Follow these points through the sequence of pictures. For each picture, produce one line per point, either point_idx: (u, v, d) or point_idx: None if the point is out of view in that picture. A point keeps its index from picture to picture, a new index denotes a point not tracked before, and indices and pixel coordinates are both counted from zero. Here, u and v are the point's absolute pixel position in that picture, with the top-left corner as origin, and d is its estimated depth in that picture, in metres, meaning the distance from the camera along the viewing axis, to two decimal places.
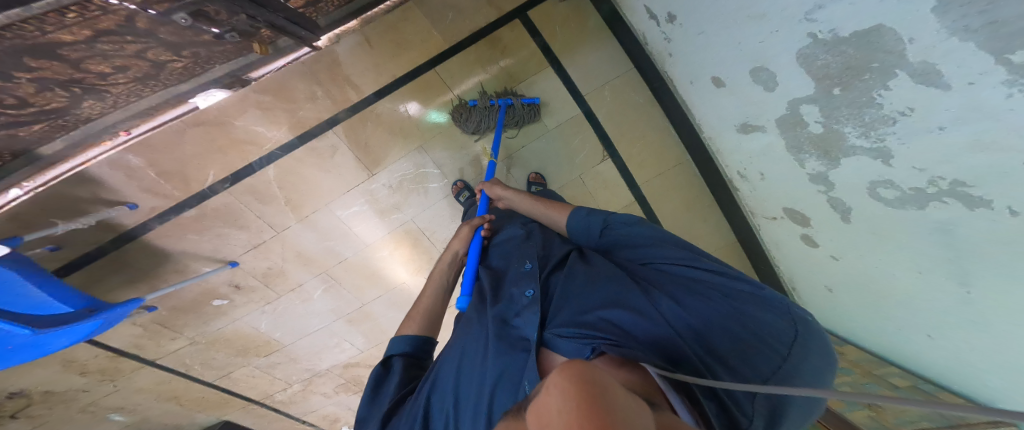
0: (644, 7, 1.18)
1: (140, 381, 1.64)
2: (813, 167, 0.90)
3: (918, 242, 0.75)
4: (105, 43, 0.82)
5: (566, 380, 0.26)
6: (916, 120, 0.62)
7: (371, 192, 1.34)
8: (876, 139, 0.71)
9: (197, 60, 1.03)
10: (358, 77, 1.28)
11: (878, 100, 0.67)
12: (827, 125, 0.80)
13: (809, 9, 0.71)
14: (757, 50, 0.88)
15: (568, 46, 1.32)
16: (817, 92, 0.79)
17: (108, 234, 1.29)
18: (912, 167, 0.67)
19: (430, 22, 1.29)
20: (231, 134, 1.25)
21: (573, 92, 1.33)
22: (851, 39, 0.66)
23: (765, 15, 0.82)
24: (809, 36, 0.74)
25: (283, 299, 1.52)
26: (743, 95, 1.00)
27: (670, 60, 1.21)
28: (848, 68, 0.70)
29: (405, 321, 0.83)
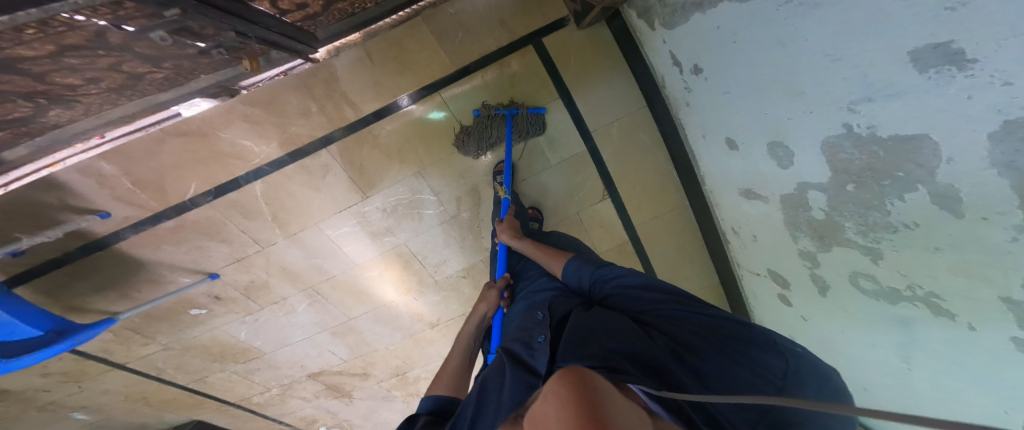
0: (669, 52, 1.05)
1: (107, 383, 1.58)
2: (804, 245, 0.92)
3: (881, 326, 0.79)
4: (74, 57, 0.74)
5: (563, 388, 0.32)
6: (916, 235, 0.60)
7: (363, 214, 1.30)
8: (872, 239, 0.70)
9: (179, 71, 0.95)
10: (356, 95, 1.22)
11: (887, 206, 0.63)
12: (829, 214, 0.78)
13: (856, 98, 0.58)
14: (782, 125, 0.79)
15: (580, 78, 1.25)
16: (830, 182, 0.74)
17: (77, 241, 1.21)
18: (896, 270, 0.68)
19: (437, 40, 1.20)
20: (215, 147, 1.19)
21: (579, 128, 1.28)
22: (889, 142, 0.56)
23: (804, 93, 0.69)
24: (844, 126, 0.63)
25: (265, 311, 1.48)
26: (753, 163, 0.94)
27: (686, 110, 1.12)
28: (871, 170, 0.62)
29: (433, 384, 0.84)
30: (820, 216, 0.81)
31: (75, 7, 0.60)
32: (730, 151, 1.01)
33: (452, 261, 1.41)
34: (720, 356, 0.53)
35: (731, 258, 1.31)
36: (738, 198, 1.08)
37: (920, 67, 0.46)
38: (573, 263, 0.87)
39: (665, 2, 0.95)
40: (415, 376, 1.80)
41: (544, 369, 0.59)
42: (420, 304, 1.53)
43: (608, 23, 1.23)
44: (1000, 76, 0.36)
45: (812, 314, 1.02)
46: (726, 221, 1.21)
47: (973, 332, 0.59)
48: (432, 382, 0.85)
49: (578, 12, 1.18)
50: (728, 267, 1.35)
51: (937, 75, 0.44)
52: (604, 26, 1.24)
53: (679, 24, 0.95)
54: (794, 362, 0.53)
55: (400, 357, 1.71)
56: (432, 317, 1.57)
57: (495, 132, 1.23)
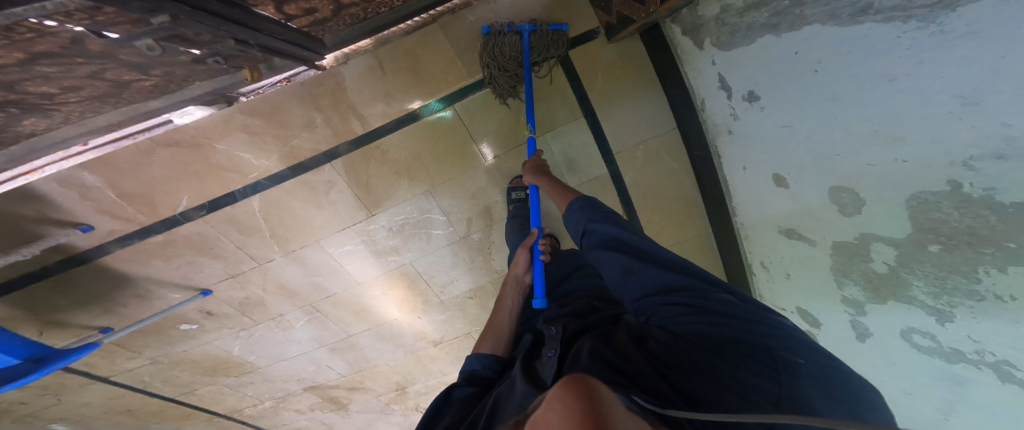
0: (717, 74, 0.97)
1: (89, 396, 1.50)
2: (851, 293, 0.89)
3: (927, 379, 0.78)
4: (48, 65, 0.65)
5: (567, 398, 0.22)
6: (1009, 308, 0.56)
7: (368, 233, 1.23)
8: (945, 302, 0.67)
9: (171, 78, 0.86)
10: (364, 106, 1.13)
11: (979, 275, 0.58)
12: (894, 270, 0.74)
13: (981, 154, 0.49)
14: (855, 169, 0.71)
15: (607, 95, 1.17)
16: (906, 240, 0.68)
17: (56, 255, 1.12)
18: (965, 334, 0.65)
19: (454, 49, 1.12)
20: (211, 159, 1.10)
21: (603, 149, 1.21)
22: (1009, 210, 0.49)
23: (903, 139, 0.60)
24: (948, 182, 0.55)
25: (260, 327, 1.40)
26: (805, 205, 0.88)
27: (727, 137, 1.05)
28: (971, 235, 0.56)
29: (480, 340, 0.83)
30: (882, 269, 0.77)
31: (40, 12, 0.50)
32: (776, 188, 0.95)
33: (460, 282, 1.35)
34: (699, 372, 0.43)
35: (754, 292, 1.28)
36: (776, 236, 1.04)
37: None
38: (577, 207, 0.76)
39: (723, 22, 0.88)
40: (415, 391, 1.75)
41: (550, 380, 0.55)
42: (425, 322, 1.47)
43: (642, 37, 1.14)
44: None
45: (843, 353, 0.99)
46: (755, 254, 1.18)
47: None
48: (479, 338, 0.84)
49: (611, 25, 1.10)
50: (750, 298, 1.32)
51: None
52: (638, 40, 1.14)
53: (737, 46, 0.87)
54: (796, 380, 0.39)
55: (401, 372, 1.66)
56: (435, 335, 1.52)
57: (513, 48, 1.09)
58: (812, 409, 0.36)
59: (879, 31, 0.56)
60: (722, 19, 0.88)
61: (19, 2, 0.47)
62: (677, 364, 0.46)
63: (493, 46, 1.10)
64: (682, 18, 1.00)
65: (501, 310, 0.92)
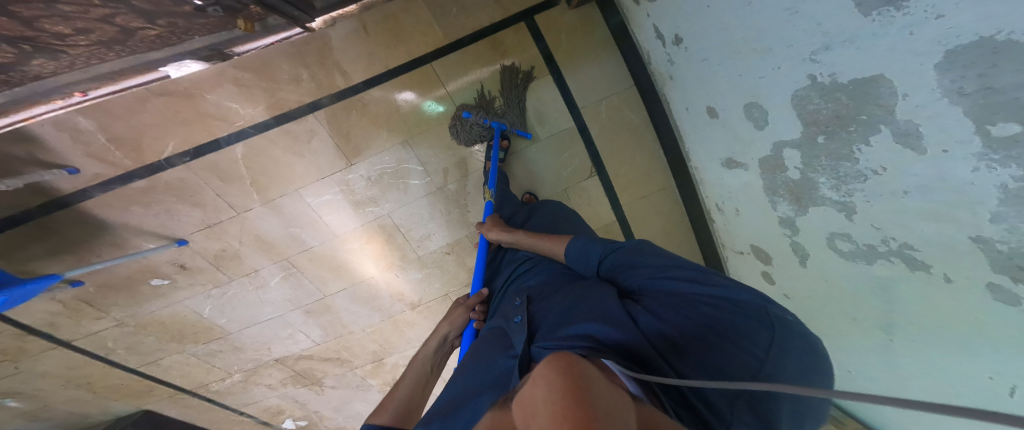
0: (651, 26, 1.13)
1: (47, 365, 1.45)
2: (783, 212, 1.03)
3: (864, 294, 0.89)
4: (68, 4, 0.75)
5: (552, 375, 0.31)
6: (884, 180, 0.68)
7: (347, 182, 1.30)
8: (845, 193, 0.79)
9: (173, 30, 0.96)
10: (348, 64, 1.25)
11: (855, 154, 0.71)
12: (804, 172, 0.87)
13: (815, 48, 0.70)
14: (755, 85, 0.88)
15: (569, 57, 1.33)
16: (802, 137, 0.82)
17: (38, 198, 1.15)
18: (869, 224, 0.78)
19: (431, 15, 1.27)
20: (200, 108, 1.18)
21: (569, 105, 1.35)
22: (849, 87, 0.66)
23: (771, 49, 0.80)
24: (809, 77, 0.74)
25: (234, 285, 1.42)
26: (732, 129, 1.02)
27: (670, 83, 1.20)
28: (838, 117, 0.71)
29: (375, 413, 0.73)
30: (796, 176, 0.90)
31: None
32: (711, 120, 1.09)
33: (437, 236, 1.42)
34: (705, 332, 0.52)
35: (717, 239, 1.41)
36: (720, 170, 1.17)
37: (864, 10, 0.58)
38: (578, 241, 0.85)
39: None
40: (392, 363, 1.75)
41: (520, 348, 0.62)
42: (401, 282, 1.52)
43: (599, 7, 1.33)
44: (933, 12, 0.48)
45: (796, 283, 1.12)
46: (711, 197, 1.31)
47: (949, 283, 0.67)
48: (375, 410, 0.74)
49: None
50: (713, 246, 1.45)
51: (879, 16, 0.56)
52: (596, 8, 1.33)
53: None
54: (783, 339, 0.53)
55: (378, 341, 1.67)
56: (412, 297, 1.56)
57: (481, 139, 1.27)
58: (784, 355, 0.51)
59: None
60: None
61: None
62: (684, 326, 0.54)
63: (463, 128, 1.27)
64: None
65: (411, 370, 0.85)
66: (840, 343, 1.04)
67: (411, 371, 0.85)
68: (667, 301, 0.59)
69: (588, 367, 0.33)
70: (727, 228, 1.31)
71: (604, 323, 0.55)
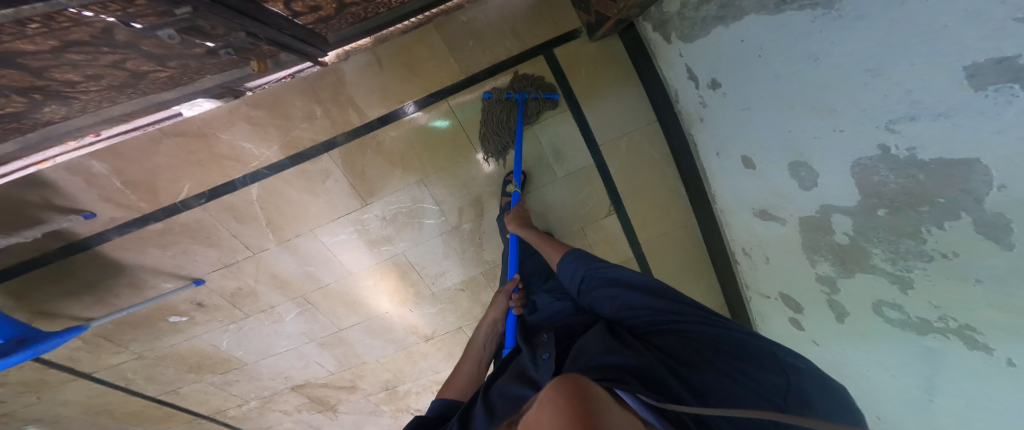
0: (684, 65, 1.07)
1: (68, 394, 1.46)
2: (823, 269, 0.96)
3: (904, 358, 0.81)
4: (76, 53, 0.72)
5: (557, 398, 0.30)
6: (955, 265, 0.61)
7: (362, 222, 1.27)
8: (902, 266, 0.72)
9: (185, 71, 0.93)
10: (363, 100, 1.20)
11: (922, 234, 0.64)
12: (855, 239, 0.80)
13: (896, 117, 0.58)
14: (808, 144, 0.80)
15: (590, 91, 1.27)
16: (857, 207, 0.75)
17: (56, 242, 1.14)
18: (926, 300, 0.70)
19: (447, 48, 1.22)
20: (214, 149, 1.15)
21: (588, 141, 1.29)
22: (931, 166, 0.56)
23: (835, 110, 0.70)
24: (880, 147, 0.64)
25: (250, 320, 1.40)
26: (772, 183, 0.95)
27: (699, 125, 1.13)
28: (908, 195, 0.63)
29: (446, 386, 0.85)
30: (844, 241, 0.83)
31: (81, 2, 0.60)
32: (745, 170, 1.03)
33: (451, 273, 1.38)
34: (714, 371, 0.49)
35: (741, 280, 1.35)
36: (751, 218, 1.11)
37: (978, 83, 0.44)
38: (572, 256, 0.86)
39: (684, 16, 0.98)
40: (405, 391, 1.73)
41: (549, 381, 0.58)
42: (416, 316, 1.49)
43: (621, 37, 1.26)
44: None
45: (828, 338, 1.04)
46: (737, 241, 1.24)
47: (1014, 368, 0.59)
48: (445, 385, 0.86)
49: (591, 24, 1.19)
50: (736, 287, 1.38)
51: (996, 93, 0.42)
52: (616, 39, 1.26)
53: (697, 37, 0.97)
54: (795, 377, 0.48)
55: (392, 370, 1.65)
56: (427, 330, 1.53)
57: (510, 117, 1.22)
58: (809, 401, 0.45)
59: (798, 18, 0.69)
60: (683, 14, 0.98)
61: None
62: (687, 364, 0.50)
63: (490, 111, 1.22)
64: (651, 15, 1.11)
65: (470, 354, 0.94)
66: (873, 401, 0.95)
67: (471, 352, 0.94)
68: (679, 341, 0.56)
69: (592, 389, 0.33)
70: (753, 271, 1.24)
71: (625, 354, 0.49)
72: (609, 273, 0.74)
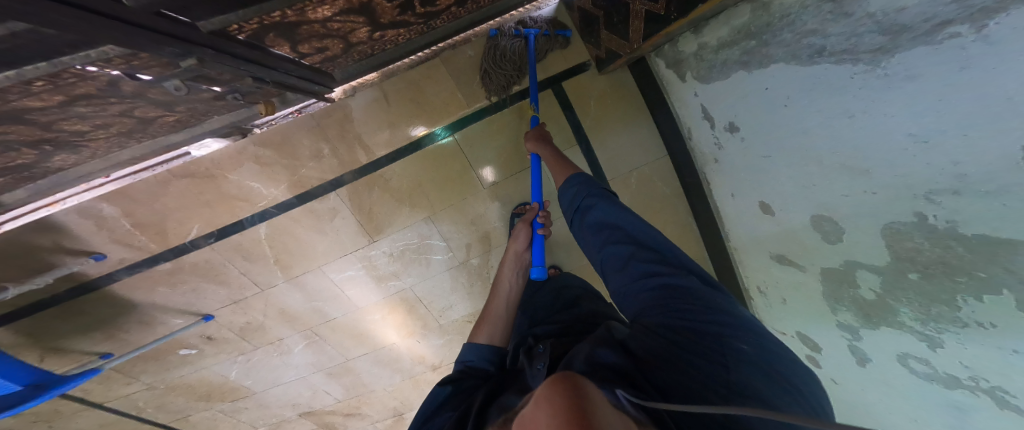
0: (699, 104, 1.05)
1: (81, 423, 1.45)
2: (845, 318, 0.92)
3: (932, 408, 0.77)
4: (84, 106, 0.71)
5: (557, 394, 0.27)
6: (992, 335, 0.57)
7: (369, 258, 1.26)
8: (933, 329, 0.69)
9: (193, 113, 0.93)
10: (369, 137, 1.19)
11: (958, 302, 0.60)
12: (881, 296, 0.77)
13: (938, 188, 0.54)
14: (834, 201, 0.76)
15: (600, 124, 1.24)
16: (886, 268, 0.71)
17: (68, 283, 1.15)
18: (957, 360, 0.66)
19: (455, 83, 1.20)
20: (222, 189, 1.15)
21: (597, 175, 1.26)
22: (973, 240, 0.53)
23: (869, 171, 0.66)
24: (915, 214, 0.60)
25: (259, 352, 1.40)
26: (793, 233, 0.92)
27: (713, 165, 1.11)
28: (943, 264, 0.60)
29: (478, 327, 0.84)
30: (870, 296, 0.79)
31: (85, 59, 0.59)
32: (763, 215, 1.00)
33: (458, 306, 1.37)
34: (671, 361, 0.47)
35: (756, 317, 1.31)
36: (768, 261, 1.07)
37: None
38: (575, 182, 0.77)
39: (701, 57, 0.97)
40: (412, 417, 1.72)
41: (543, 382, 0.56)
42: (423, 347, 1.48)
43: (632, 69, 1.24)
44: None
45: (846, 382, 0.99)
46: (751, 279, 1.21)
47: None
48: (477, 326, 0.85)
49: (601, 59, 1.18)
50: None
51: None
52: (628, 71, 1.24)
53: (715, 79, 0.96)
54: (739, 364, 0.45)
55: (398, 398, 1.64)
56: (434, 360, 1.52)
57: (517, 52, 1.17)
58: (756, 391, 0.42)
59: (834, 71, 0.66)
60: (700, 55, 0.97)
61: (68, 53, 0.56)
62: (650, 358, 0.49)
63: (496, 47, 1.16)
64: (665, 53, 1.09)
65: (498, 295, 0.94)
66: None
67: (499, 293, 0.95)
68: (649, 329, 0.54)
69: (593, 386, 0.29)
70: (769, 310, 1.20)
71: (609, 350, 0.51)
72: (603, 216, 0.68)
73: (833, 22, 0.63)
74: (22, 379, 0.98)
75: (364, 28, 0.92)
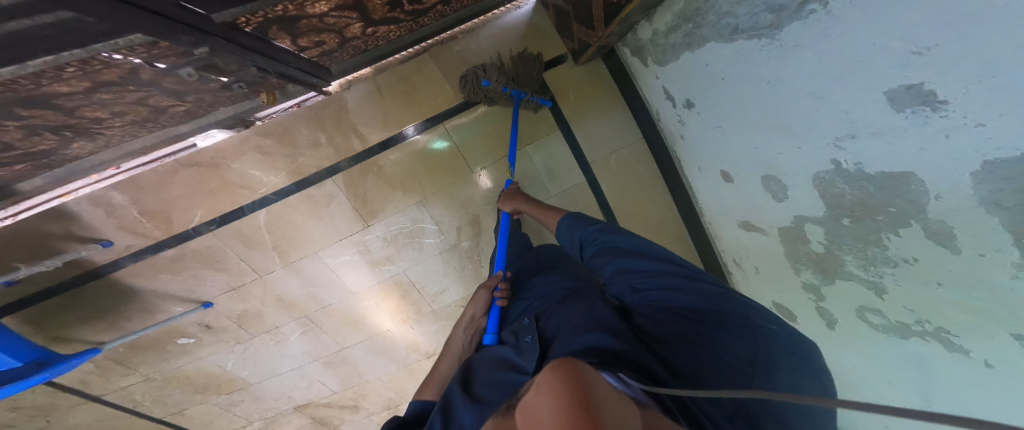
0: (661, 86, 1.15)
1: (78, 417, 1.46)
2: (807, 278, 0.98)
3: (894, 361, 0.81)
4: (106, 92, 0.79)
5: (556, 381, 0.26)
6: (917, 270, 0.65)
7: (364, 243, 1.32)
8: (874, 273, 0.75)
9: (201, 104, 1.01)
10: (364, 126, 1.27)
11: (885, 241, 0.69)
12: (828, 248, 0.84)
13: (841, 135, 0.67)
14: (774, 160, 0.86)
15: (579, 112, 1.34)
16: (825, 217, 0.80)
17: (75, 270, 1.20)
18: (904, 306, 0.72)
19: (444, 75, 1.30)
20: (225, 177, 1.22)
21: (579, 158, 1.34)
22: (877, 178, 0.64)
23: (791, 128, 0.78)
24: (833, 162, 0.72)
25: (256, 341, 1.44)
26: (751, 197, 1.00)
27: (680, 141, 1.20)
28: (863, 205, 0.70)
29: (424, 386, 0.86)
30: (820, 249, 0.87)
31: (113, 47, 0.67)
32: (725, 183, 1.08)
33: (451, 290, 1.42)
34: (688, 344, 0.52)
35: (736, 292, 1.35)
36: (737, 229, 1.15)
37: (897, 106, 0.55)
38: (568, 222, 0.96)
39: (656, 42, 1.07)
40: None
41: (533, 365, 0.62)
42: (417, 333, 1.52)
43: (605, 61, 1.35)
44: (972, 119, 0.46)
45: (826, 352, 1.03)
46: (727, 253, 1.28)
47: (991, 369, 0.60)
48: (423, 386, 0.86)
49: (576, 50, 1.29)
50: None
51: (913, 114, 0.54)
52: (601, 63, 1.35)
53: (669, 61, 1.06)
54: (768, 342, 0.52)
55: (394, 388, 1.65)
56: (428, 347, 1.56)
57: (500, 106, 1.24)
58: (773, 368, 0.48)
59: (748, 45, 0.79)
60: (655, 41, 1.07)
61: (100, 40, 0.64)
62: (669, 347, 0.52)
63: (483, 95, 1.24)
64: (628, 42, 1.20)
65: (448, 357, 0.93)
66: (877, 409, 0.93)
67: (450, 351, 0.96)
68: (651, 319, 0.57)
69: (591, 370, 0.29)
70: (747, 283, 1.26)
71: (608, 333, 0.54)
72: (617, 242, 0.79)
73: (736, 4, 0.77)
74: (24, 354, 1.03)
75: (358, 23, 1.01)
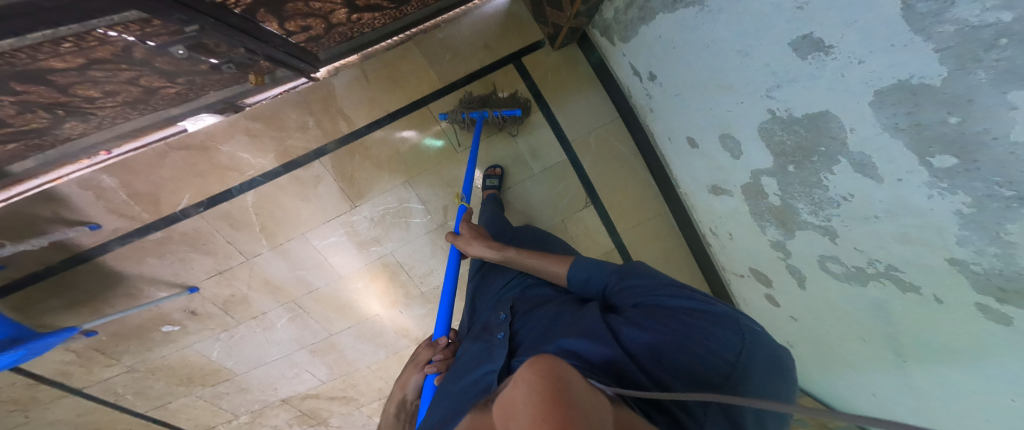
0: (629, 64, 1.25)
1: (57, 413, 1.43)
2: (773, 235, 1.02)
3: (860, 311, 0.85)
4: (99, 70, 0.82)
5: (532, 375, 0.29)
6: (855, 206, 0.71)
7: (351, 224, 1.35)
8: (824, 217, 0.81)
9: (191, 87, 1.05)
10: (351, 110, 1.33)
11: (825, 182, 0.75)
12: (783, 198, 0.90)
13: (769, 86, 0.77)
14: (726, 118, 0.95)
15: (557, 94, 1.41)
16: (774, 166, 0.87)
17: (62, 254, 1.22)
18: (856, 249, 0.77)
19: (427, 61, 1.37)
20: (214, 160, 1.26)
21: (560, 138, 1.41)
22: (803, 121, 0.73)
23: (732, 86, 0.88)
24: (768, 112, 0.81)
25: (243, 328, 1.43)
26: (713, 159, 1.09)
27: (651, 115, 1.29)
28: (801, 149, 0.77)
29: None
30: (777, 202, 0.93)
31: (109, 22, 0.72)
32: (692, 150, 1.16)
33: (439, 271, 1.45)
34: (678, 343, 0.51)
35: (717, 263, 1.39)
36: (708, 196, 1.21)
37: (801, 54, 0.67)
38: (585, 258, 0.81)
39: (619, 21, 1.17)
40: None
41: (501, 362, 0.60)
42: (406, 318, 1.51)
43: (580, 46, 1.43)
44: (854, 57, 0.57)
45: (803, 314, 1.06)
46: (704, 222, 1.33)
47: (942, 304, 0.65)
48: None
49: (550, 35, 1.37)
50: (715, 274, 1.42)
51: (813, 60, 0.65)
52: (576, 48, 1.43)
53: (632, 38, 1.15)
54: (752, 339, 0.54)
55: (384, 378, 1.62)
56: (417, 333, 1.54)
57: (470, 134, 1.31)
58: (752, 359, 0.51)
59: (687, 14, 0.90)
60: (619, 19, 1.17)
61: (97, 15, 0.68)
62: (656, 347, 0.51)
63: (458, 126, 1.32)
64: (598, 23, 1.30)
65: None
66: (853, 361, 0.96)
67: None
68: (631, 321, 0.57)
69: (569, 369, 0.31)
70: (724, 251, 1.30)
71: (592, 339, 0.52)
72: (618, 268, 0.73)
73: None
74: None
75: (342, 10, 1.05)
